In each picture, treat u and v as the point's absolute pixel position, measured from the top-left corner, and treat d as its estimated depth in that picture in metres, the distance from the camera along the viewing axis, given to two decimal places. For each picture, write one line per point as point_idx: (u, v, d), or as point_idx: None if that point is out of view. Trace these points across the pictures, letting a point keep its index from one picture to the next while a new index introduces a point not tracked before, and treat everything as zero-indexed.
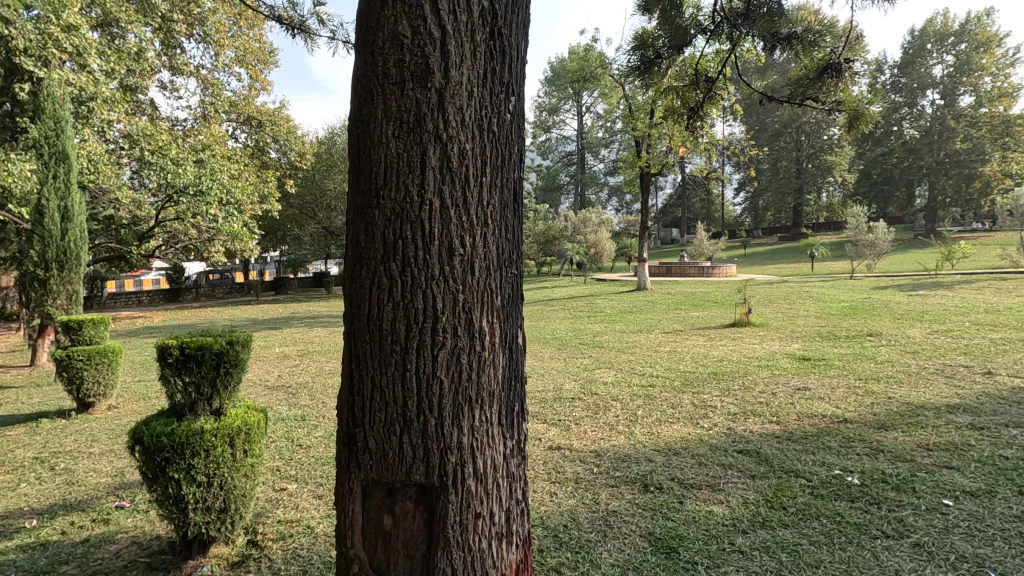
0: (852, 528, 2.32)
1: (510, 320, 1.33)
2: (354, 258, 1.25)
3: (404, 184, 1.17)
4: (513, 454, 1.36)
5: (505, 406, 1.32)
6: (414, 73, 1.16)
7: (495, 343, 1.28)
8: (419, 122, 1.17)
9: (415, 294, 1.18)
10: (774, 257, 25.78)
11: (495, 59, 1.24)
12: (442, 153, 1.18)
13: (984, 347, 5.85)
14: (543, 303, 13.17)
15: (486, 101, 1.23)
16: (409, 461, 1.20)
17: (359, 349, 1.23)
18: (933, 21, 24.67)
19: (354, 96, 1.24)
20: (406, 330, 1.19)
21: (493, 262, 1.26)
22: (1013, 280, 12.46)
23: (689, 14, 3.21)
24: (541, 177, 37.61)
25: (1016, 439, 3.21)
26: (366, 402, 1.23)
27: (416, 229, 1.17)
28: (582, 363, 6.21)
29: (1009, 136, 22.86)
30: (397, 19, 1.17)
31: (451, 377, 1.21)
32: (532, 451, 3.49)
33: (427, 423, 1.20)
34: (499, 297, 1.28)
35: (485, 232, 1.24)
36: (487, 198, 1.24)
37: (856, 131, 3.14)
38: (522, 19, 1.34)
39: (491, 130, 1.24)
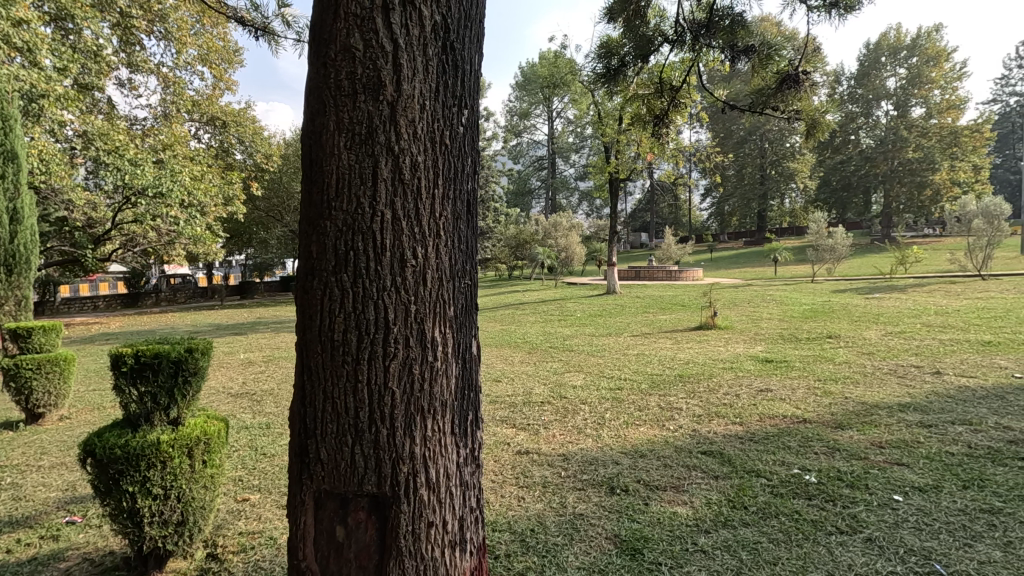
0: (808, 526, 2.40)
1: (464, 330, 1.34)
2: (306, 269, 1.24)
3: (355, 197, 1.17)
4: (469, 462, 1.38)
5: (458, 416, 1.33)
6: (366, 86, 1.16)
7: (447, 353, 1.29)
8: (371, 133, 1.17)
9: (366, 305, 1.18)
10: (739, 261, 26.43)
11: (448, 73, 1.26)
12: (393, 165, 1.18)
13: (933, 347, 6.15)
14: (514, 306, 13.22)
15: (439, 114, 1.24)
16: (360, 472, 1.20)
17: (311, 361, 1.22)
18: (888, 36, 25.74)
19: (307, 106, 1.23)
20: (358, 342, 1.18)
21: (446, 272, 1.27)
22: (962, 283, 13.06)
23: (652, 25, 3.29)
24: (513, 181, 37.80)
25: (961, 436, 3.37)
26: (318, 413, 1.22)
27: (368, 241, 1.17)
28: (552, 366, 6.27)
29: (958, 146, 23.93)
30: (349, 31, 1.17)
31: (403, 389, 1.21)
32: (500, 455, 3.50)
33: (379, 433, 1.20)
34: (452, 307, 1.29)
35: (438, 242, 1.25)
36: (440, 210, 1.25)
37: (814, 139, 3.25)
38: (475, 34, 1.36)
39: (444, 143, 1.25)
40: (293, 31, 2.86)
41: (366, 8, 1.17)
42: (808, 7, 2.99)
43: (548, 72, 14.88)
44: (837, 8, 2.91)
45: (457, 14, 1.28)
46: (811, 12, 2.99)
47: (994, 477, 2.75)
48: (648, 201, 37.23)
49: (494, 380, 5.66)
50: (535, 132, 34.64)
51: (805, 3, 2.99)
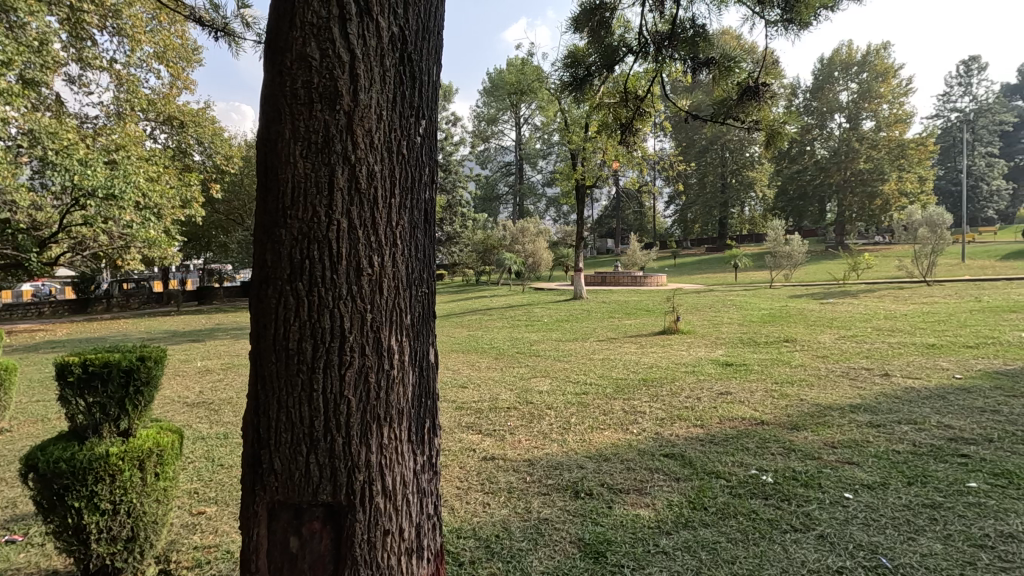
0: (764, 525, 2.47)
1: (421, 338, 1.35)
2: (260, 278, 1.22)
3: (312, 205, 1.16)
4: (427, 469, 1.38)
5: (415, 423, 1.33)
6: (323, 95, 1.16)
7: (404, 361, 1.29)
8: (328, 143, 1.16)
9: (322, 313, 1.17)
10: (702, 267, 27.11)
11: (405, 84, 1.27)
12: (350, 175, 1.18)
13: (882, 350, 6.44)
14: (481, 312, 13.19)
15: (396, 124, 1.25)
16: (315, 482, 1.18)
17: (264, 370, 1.20)
18: (840, 52, 26.95)
19: (262, 112, 1.21)
20: (313, 350, 1.17)
21: (402, 281, 1.28)
22: (909, 289, 13.71)
23: (617, 37, 3.35)
24: (481, 187, 37.93)
25: (906, 435, 3.53)
26: (272, 423, 1.20)
27: (323, 249, 1.16)
28: (518, 372, 6.28)
29: (905, 158, 25.15)
30: (305, 41, 1.16)
31: (358, 398, 1.20)
32: (466, 462, 3.48)
33: (334, 443, 1.19)
34: (408, 315, 1.29)
35: (395, 251, 1.25)
36: (396, 219, 1.25)
37: (775, 148, 3.36)
38: (433, 46, 1.38)
39: (401, 153, 1.26)
40: (255, 32, 2.80)
41: (323, 17, 1.17)
42: (766, 21, 3.11)
43: (515, 79, 14.98)
44: (792, 25, 3.05)
45: (415, 26, 1.29)
46: (768, 27, 3.12)
47: (936, 473, 2.90)
48: (614, 207, 37.82)
49: (460, 386, 5.63)
50: (503, 138, 34.79)
51: (763, 17, 3.11)
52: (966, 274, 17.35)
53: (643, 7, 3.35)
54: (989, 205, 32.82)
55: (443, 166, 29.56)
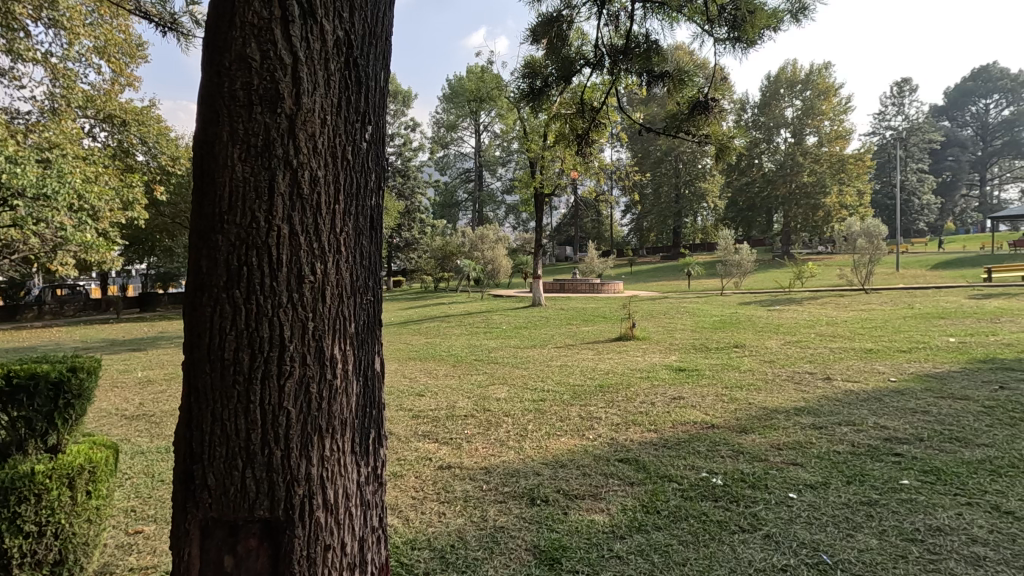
0: (714, 526, 2.54)
1: (368, 347, 1.33)
2: (195, 286, 1.17)
3: (250, 210, 1.13)
4: (374, 478, 1.37)
5: (358, 434, 1.31)
6: (263, 98, 1.13)
7: (347, 370, 1.27)
8: (268, 145, 1.14)
9: (260, 322, 1.14)
10: (656, 275, 27.78)
11: (350, 89, 1.25)
12: (291, 179, 1.15)
13: (824, 355, 6.75)
14: (440, 319, 13.09)
15: (341, 129, 1.23)
16: (251, 496, 1.14)
17: (198, 382, 1.15)
18: (785, 70, 28.24)
19: (197, 114, 1.18)
20: (250, 360, 1.13)
21: (347, 288, 1.25)
22: (849, 297, 14.47)
23: (573, 49, 3.40)
24: (439, 194, 37.80)
25: (846, 436, 3.71)
26: (206, 436, 1.15)
27: (263, 255, 1.13)
28: (476, 379, 6.25)
29: (845, 172, 26.56)
30: (244, 41, 1.13)
31: (298, 409, 1.17)
32: (422, 471, 3.43)
33: (273, 455, 1.15)
34: (353, 323, 1.27)
35: (339, 258, 1.23)
36: (340, 225, 1.23)
37: (724, 159, 3.51)
38: (381, 50, 1.37)
39: (345, 157, 1.24)
40: None
41: (264, 18, 1.14)
42: (715, 39, 3.23)
43: (475, 86, 15.00)
44: (739, 44, 3.17)
45: (361, 30, 1.28)
46: (717, 44, 3.24)
47: (872, 472, 3.05)
48: (572, 215, 38.31)
49: (416, 395, 5.55)
50: (463, 145, 34.75)
51: (713, 35, 3.23)
52: (900, 282, 18.41)
53: (599, 20, 3.42)
54: (920, 218, 35.03)
55: (402, 171, 29.25)
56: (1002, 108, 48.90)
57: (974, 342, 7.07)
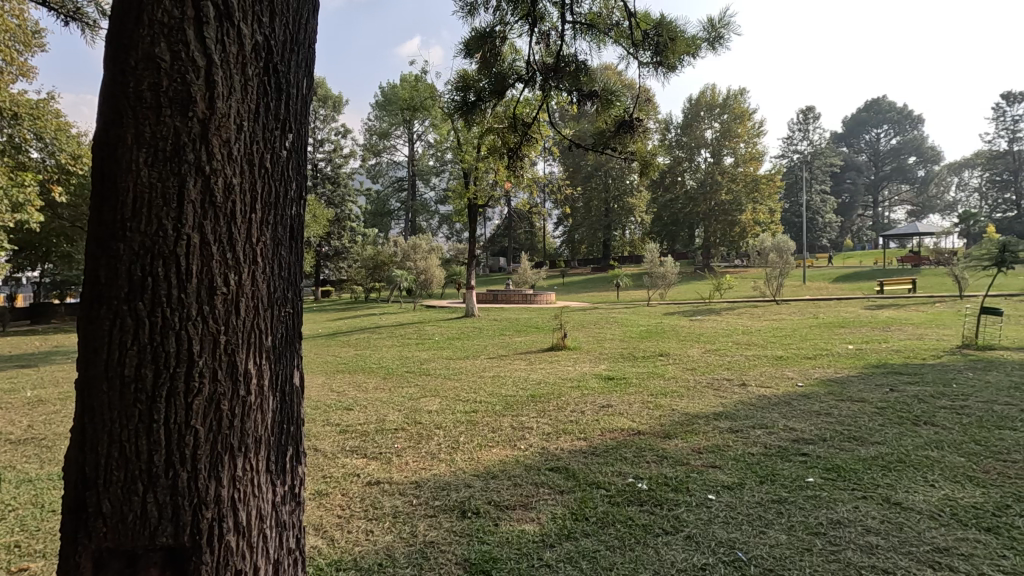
0: (639, 530, 2.62)
1: (284, 362, 1.30)
2: (91, 298, 1.09)
3: (156, 217, 1.06)
4: (292, 495, 1.33)
5: (274, 452, 1.26)
6: (173, 100, 1.08)
7: (263, 386, 1.23)
8: (178, 151, 1.08)
9: (166, 337, 1.07)
10: (587, 286, 28.51)
11: (269, 96, 1.23)
12: (203, 186, 1.10)
13: (740, 362, 7.19)
14: (370, 331, 12.73)
15: (258, 136, 1.20)
16: (154, 523, 1.07)
17: (93, 401, 1.07)
18: (705, 94, 29.96)
19: (98, 115, 1.10)
20: (154, 377, 1.06)
21: (263, 300, 1.22)
22: (762, 307, 15.50)
23: (505, 65, 3.44)
24: (371, 202, 37.01)
25: (759, 438, 3.96)
26: (101, 459, 1.06)
27: (170, 266, 1.07)
28: (407, 392, 6.12)
29: (758, 191, 28.52)
30: (153, 39, 1.07)
31: (208, 427, 1.11)
32: (349, 488, 3.32)
33: (178, 478, 1.08)
34: (269, 338, 1.24)
35: (255, 269, 1.19)
36: (258, 234, 1.20)
37: (646, 175, 3.73)
38: (303, 57, 1.35)
39: (263, 166, 1.21)
40: None
41: (175, 16, 1.08)
42: (640, 62, 3.38)
43: (408, 95, 14.80)
44: (661, 68, 3.34)
45: (282, 37, 1.25)
46: (641, 67, 3.38)
47: (782, 471, 3.27)
48: (505, 227, 38.58)
49: (344, 409, 5.35)
50: (396, 153, 34.21)
51: (637, 58, 3.38)
52: (807, 294, 19.92)
53: (531, 38, 3.50)
54: (823, 235, 38.19)
55: (331, 178, 28.39)
56: (890, 136, 54.35)
57: (868, 349, 7.77)
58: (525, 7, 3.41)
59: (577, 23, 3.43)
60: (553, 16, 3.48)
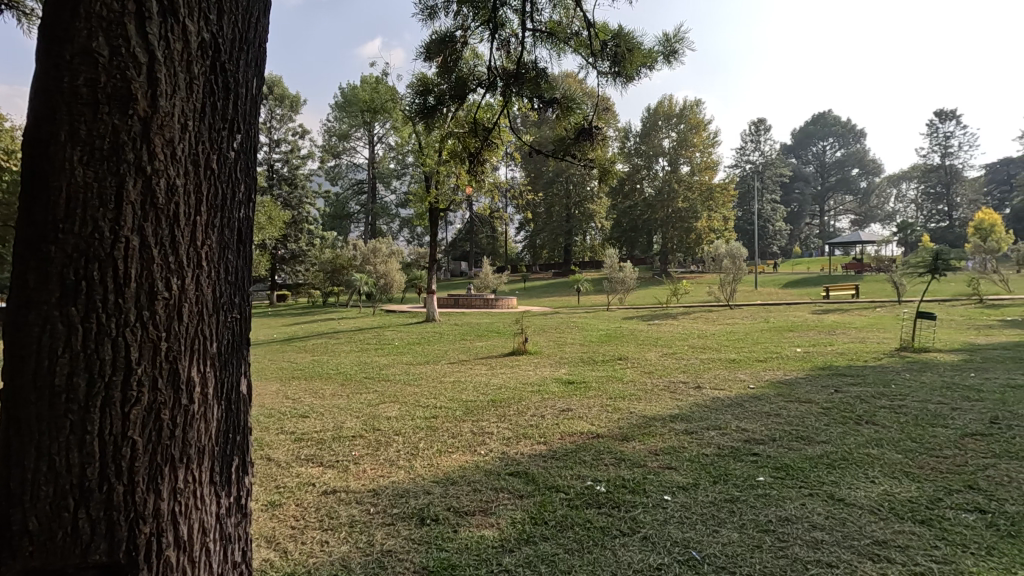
0: (597, 532, 2.66)
1: (230, 370, 1.27)
2: (17, 303, 1.03)
3: (92, 219, 1.02)
4: (237, 507, 1.30)
5: (218, 461, 1.23)
6: (111, 96, 1.03)
7: (207, 395, 1.19)
8: (116, 150, 1.04)
9: (103, 343, 1.03)
10: (548, 291, 28.72)
11: (217, 95, 1.20)
12: (144, 187, 1.06)
13: (695, 365, 7.38)
14: (327, 336, 12.45)
15: (203, 136, 1.17)
16: (86, 540, 1.01)
17: (20, 412, 1.01)
18: (663, 104, 30.76)
19: (29, 110, 1.05)
20: (88, 386, 1.02)
21: (208, 306, 1.18)
22: (716, 312, 15.98)
23: (464, 70, 3.44)
24: (330, 205, 36.31)
25: (713, 439, 4.07)
26: (27, 473, 1.00)
27: (107, 269, 1.02)
28: (365, 398, 6.01)
29: (713, 199, 29.44)
30: (90, 33, 1.03)
31: (147, 439, 1.07)
32: (303, 498, 3.23)
33: (113, 491, 1.03)
34: (215, 344, 1.21)
35: (199, 273, 1.16)
36: (203, 238, 1.16)
37: (605, 182, 3.82)
38: (252, 56, 1.32)
39: (209, 167, 1.18)
40: None
41: (116, 10, 1.04)
42: (599, 71, 3.45)
43: (369, 96, 14.59)
44: (619, 79, 3.41)
45: (230, 35, 1.23)
46: (601, 76, 3.45)
47: (735, 471, 3.37)
48: (467, 231, 38.46)
49: (299, 417, 5.21)
50: (356, 155, 33.68)
51: (596, 68, 3.45)
52: (758, 299, 20.66)
53: (491, 44, 3.52)
54: (774, 242, 39.73)
55: (288, 180, 27.66)
56: (835, 149, 57.09)
57: (815, 352, 8.11)
58: (485, 12, 3.42)
59: (537, 31, 3.47)
60: (514, 23, 3.51)
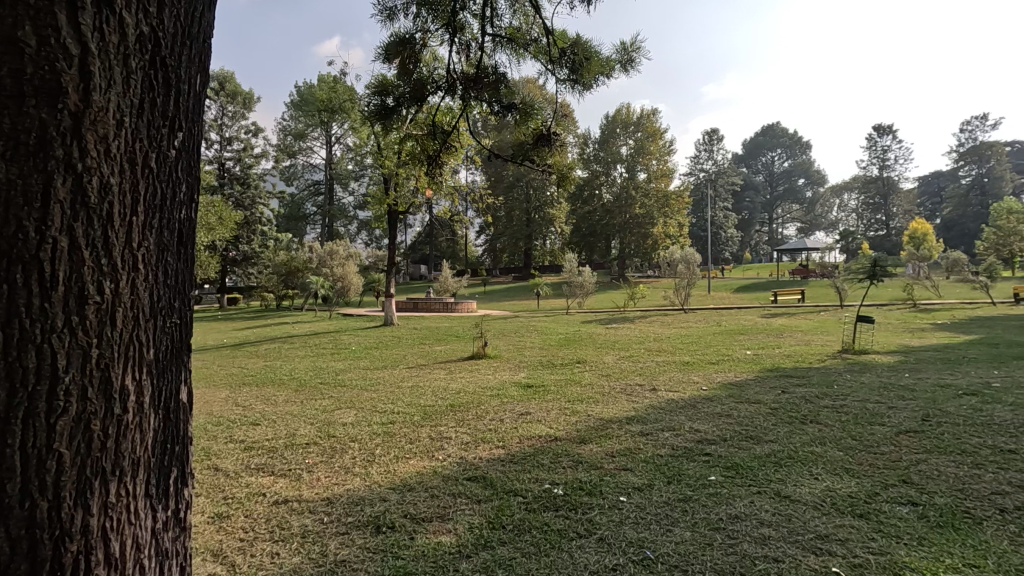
0: (554, 535, 2.67)
1: (170, 377, 1.24)
2: None
3: (16, 218, 0.97)
4: (174, 517, 1.27)
5: (154, 472, 1.20)
6: (39, 89, 0.98)
7: (142, 404, 1.16)
8: (44, 145, 0.99)
9: (27, 350, 0.98)
10: (508, 294, 28.78)
11: (157, 90, 1.16)
12: (74, 186, 1.02)
13: (651, 368, 7.54)
14: (280, 340, 12.07)
15: (141, 132, 1.14)
16: (7, 558, 0.97)
17: None
18: (621, 111, 31.45)
19: None
20: (11, 396, 0.97)
21: (144, 311, 1.15)
22: (672, 316, 16.40)
23: (424, 72, 3.40)
24: (285, 205, 35.35)
25: (667, 440, 4.17)
26: None
27: (32, 274, 0.98)
28: (320, 405, 5.85)
29: (669, 206, 30.23)
30: (16, 21, 0.97)
31: (76, 450, 1.03)
32: (253, 509, 3.11)
33: (37, 507, 0.99)
34: (151, 350, 1.18)
35: (134, 276, 1.12)
36: (139, 239, 1.13)
37: (563, 187, 3.89)
38: (195, 51, 1.29)
39: (147, 166, 1.15)
40: None
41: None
42: (557, 78, 3.50)
43: (326, 96, 14.30)
44: (578, 86, 3.46)
45: (172, 28, 1.19)
46: (559, 83, 3.50)
47: (688, 471, 3.46)
48: (426, 234, 38.10)
49: (250, 425, 5.02)
50: (312, 155, 32.88)
51: (555, 75, 3.50)
52: (711, 304, 21.33)
53: (451, 46, 3.52)
54: (726, 248, 41.09)
55: (241, 179, 26.76)
56: (783, 159, 59.60)
57: (764, 354, 8.43)
58: (445, 15, 3.42)
59: (497, 36, 3.48)
60: (473, 28, 3.53)
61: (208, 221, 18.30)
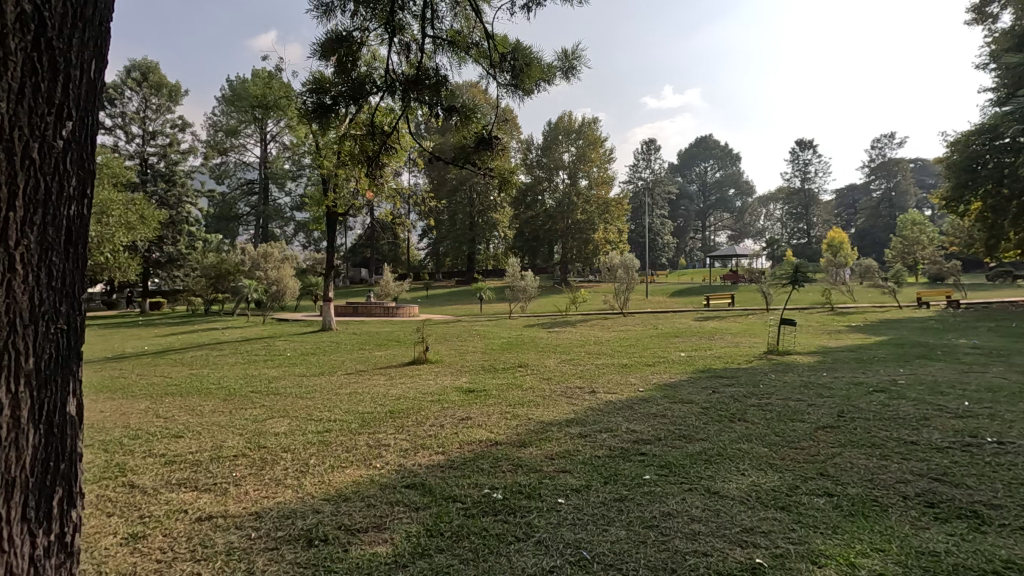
0: (493, 540, 2.66)
1: (55, 390, 1.15)
2: None
3: None
4: (55, 542, 1.17)
5: (33, 492, 1.12)
6: None
7: (19, 418, 1.09)
8: None
9: None
10: (451, 299, 28.62)
11: (39, 75, 1.11)
12: None
13: (591, 370, 7.71)
14: (208, 347, 11.45)
15: (22, 121, 1.09)
16: None
17: None
18: (563, 119, 32.12)
19: None
20: None
21: (22, 316, 1.08)
22: (611, 319, 16.84)
23: (362, 71, 3.29)
24: (215, 205, 33.66)
25: (604, 441, 4.26)
26: None
27: None
28: (250, 414, 5.58)
29: (608, 212, 31.07)
30: None
31: None
32: (172, 527, 2.92)
33: None
34: (32, 360, 1.10)
35: (10, 277, 1.06)
36: (16, 238, 1.07)
37: (506, 191, 3.87)
38: (88, 35, 1.25)
39: (28, 157, 1.09)
40: None
41: None
42: (498, 83, 3.52)
43: (260, 92, 13.72)
44: (518, 93, 3.50)
45: (61, 11, 1.15)
46: (500, 88, 3.52)
47: (623, 471, 3.55)
48: (367, 237, 37.30)
49: (172, 437, 4.71)
50: (246, 153, 31.49)
51: (496, 79, 3.51)
52: (648, 307, 22.08)
53: (390, 46, 3.46)
54: (662, 253, 42.66)
55: (167, 176, 25.24)
56: (715, 170, 62.52)
57: (697, 356, 8.80)
58: (383, 14, 3.34)
59: (437, 38, 3.45)
60: (413, 29, 3.49)
61: (128, 220, 17.13)
